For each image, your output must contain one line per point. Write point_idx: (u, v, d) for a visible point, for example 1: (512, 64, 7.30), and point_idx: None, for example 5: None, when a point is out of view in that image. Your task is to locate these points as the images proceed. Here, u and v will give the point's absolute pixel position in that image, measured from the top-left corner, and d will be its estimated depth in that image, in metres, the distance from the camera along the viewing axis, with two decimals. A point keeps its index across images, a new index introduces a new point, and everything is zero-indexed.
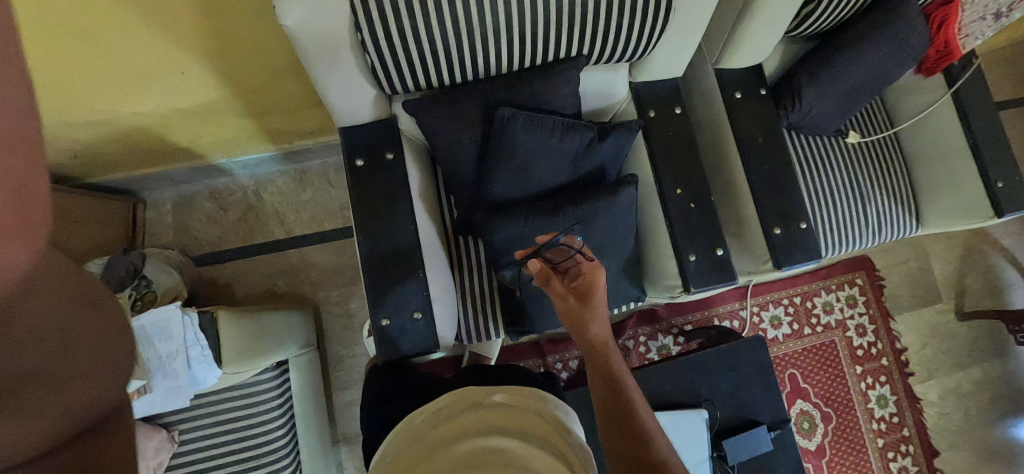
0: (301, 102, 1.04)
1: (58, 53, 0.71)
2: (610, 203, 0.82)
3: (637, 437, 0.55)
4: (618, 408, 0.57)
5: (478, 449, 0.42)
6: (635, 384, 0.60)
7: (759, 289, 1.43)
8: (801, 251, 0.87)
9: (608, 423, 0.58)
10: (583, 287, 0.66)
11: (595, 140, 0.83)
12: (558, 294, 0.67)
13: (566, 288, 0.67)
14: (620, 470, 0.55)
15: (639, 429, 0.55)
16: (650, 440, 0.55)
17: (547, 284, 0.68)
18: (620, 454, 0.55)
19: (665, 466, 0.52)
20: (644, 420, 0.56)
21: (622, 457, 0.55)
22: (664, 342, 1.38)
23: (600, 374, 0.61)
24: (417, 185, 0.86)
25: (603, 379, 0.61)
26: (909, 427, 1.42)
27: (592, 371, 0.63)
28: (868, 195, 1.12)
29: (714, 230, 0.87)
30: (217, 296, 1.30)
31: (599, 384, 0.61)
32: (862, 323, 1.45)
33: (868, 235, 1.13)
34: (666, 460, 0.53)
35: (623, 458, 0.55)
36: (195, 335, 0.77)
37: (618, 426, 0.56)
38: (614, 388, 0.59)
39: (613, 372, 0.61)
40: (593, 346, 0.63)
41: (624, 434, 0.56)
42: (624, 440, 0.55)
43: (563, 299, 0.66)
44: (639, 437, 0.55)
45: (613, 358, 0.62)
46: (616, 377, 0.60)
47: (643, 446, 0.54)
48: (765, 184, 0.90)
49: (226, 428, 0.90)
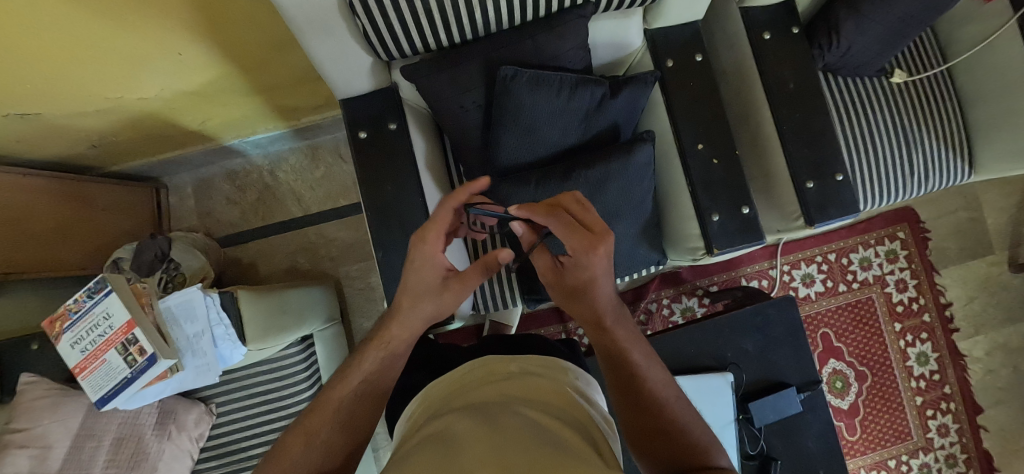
0: (303, 77, 1.02)
1: (54, 47, 0.71)
2: (625, 162, 0.76)
3: (648, 409, 0.51)
4: (625, 383, 0.53)
5: (493, 410, 0.38)
6: (643, 356, 0.55)
7: (790, 246, 1.36)
8: (837, 204, 0.81)
9: (617, 397, 0.53)
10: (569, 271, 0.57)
11: (608, 96, 0.77)
12: (545, 270, 0.62)
13: (550, 266, 0.61)
14: (631, 438, 0.51)
15: (651, 401, 0.51)
16: (663, 411, 0.51)
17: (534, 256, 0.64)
18: (634, 427, 0.51)
19: (677, 431, 0.49)
20: (654, 392, 0.52)
21: (636, 429, 0.51)
22: (688, 304, 1.34)
23: (601, 352, 0.56)
24: (423, 154, 0.84)
25: (607, 354, 0.56)
26: (951, 384, 1.36)
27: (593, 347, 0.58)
28: (914, 140, 1.02)
29: (740, 187, 0.81)
30: (244, 275, 1.34)
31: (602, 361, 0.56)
32: (903, 278, 1.37)
33: (912, 185, 1.04)
34: (686, 432, 0.49)
35: (636, 430, 0.51)
36: (218, 315, 0.79)
37: (627, 399, 0.52)
38: (617, 361, 0.55)
39: (614, 349, 0.55)
40: (589, 324, 0.57)
41: (632, 405, 0.52)
42: (633, 412, 0.51)
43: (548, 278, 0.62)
44: (649, 410, 0.51)
45: (614, 334, 0.55)
46: (619, 352, 0.55)
47: (654, 418, 0.50)
48: (796, 134, 0.83)
49: (259, 401, 0.95)
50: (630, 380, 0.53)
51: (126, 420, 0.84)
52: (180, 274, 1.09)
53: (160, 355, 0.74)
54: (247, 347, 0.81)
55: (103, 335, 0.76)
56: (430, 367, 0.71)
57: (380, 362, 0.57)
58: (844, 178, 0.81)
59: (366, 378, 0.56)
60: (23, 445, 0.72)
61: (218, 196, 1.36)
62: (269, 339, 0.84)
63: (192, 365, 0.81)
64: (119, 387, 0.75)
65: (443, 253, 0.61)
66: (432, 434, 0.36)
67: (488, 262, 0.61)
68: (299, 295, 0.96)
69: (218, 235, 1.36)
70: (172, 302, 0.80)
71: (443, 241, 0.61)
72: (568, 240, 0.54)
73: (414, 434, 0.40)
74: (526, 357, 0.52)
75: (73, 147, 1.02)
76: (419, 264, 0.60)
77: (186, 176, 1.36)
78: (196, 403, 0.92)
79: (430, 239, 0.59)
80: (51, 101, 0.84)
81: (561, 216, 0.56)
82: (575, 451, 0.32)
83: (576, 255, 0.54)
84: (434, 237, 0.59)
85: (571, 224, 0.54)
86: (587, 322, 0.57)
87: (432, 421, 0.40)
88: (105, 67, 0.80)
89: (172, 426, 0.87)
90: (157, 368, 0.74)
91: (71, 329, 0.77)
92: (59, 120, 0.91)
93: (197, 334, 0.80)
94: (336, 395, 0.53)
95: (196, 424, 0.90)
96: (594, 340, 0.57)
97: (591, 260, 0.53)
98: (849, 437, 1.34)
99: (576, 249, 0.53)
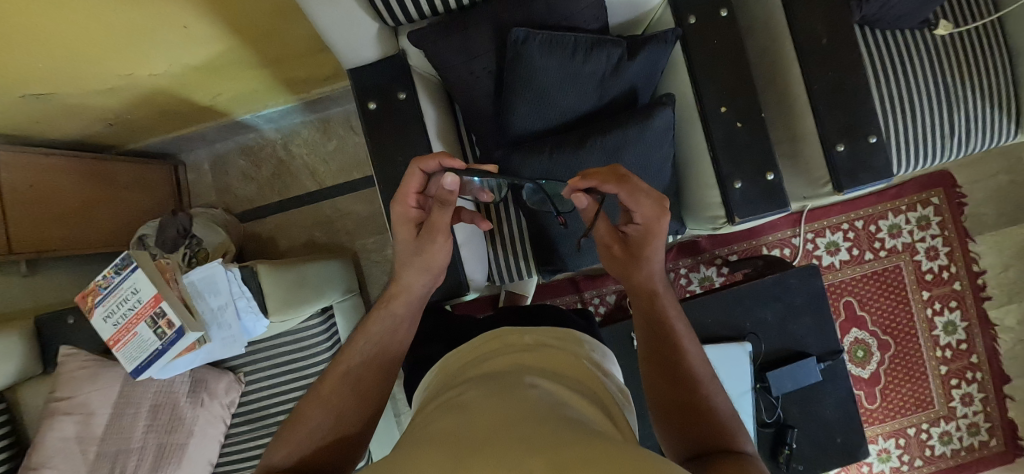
0: (310, 47, 0.99)
1: (59, 25, 0.70)
2: (643, 128, 0.73)
3: (682, 382, 0.51)
4: (664, 353, 0.54)
5: (509, 381, 0.37)
6: (687, 331, 0.56)
7: (816, 214, 1.32)
8: (869, 169, 0.76)
9: (650, 368, 0.54)
10: (635, 239, 0.59)
11: (625, 58, 0.73)
12: (602, 239, 0.62)
13: (613, 236, 0.61)
14: (658, 408, 0.51)
15: (687, 375, 0.51)
16: (697, 387, 0.51)
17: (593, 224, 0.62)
18: (663, 398, 0.51)
19: (708, 408, 0.49)
20: (692, 366, 0.52)
21: (665, 400, 0.51)
22: (707, 273, 1.32)
23: (644, 320, 0.58)
24: (434, 123, 0.81)
25: (648, 323, 0.57)
26: (978, 354, 1.32)
27: (636, 315, 0.59)
28: (957, 99, 0.95)
29: (765, 152, 0.77)
30: (264, 250, 1.37)
31: (643, 329, 0.57)
32: (935, 246, 1.31)
33: (951, 147, 0.98)
34: (716, 411, 0.49)
35: (664, 402, 0.51)
36: (240, 289, 0.81)
37: (662, 369, 0.53)
38: (658, 330, 0.55)
39: (660, 318, 0.56)
40: (639, 291, 0.59)
41: (666, 376, 0.52)
42: (666, 384, 0.52)
43: (607, 248, 0.62)
44: (684, 384, 0.51)
45: (662, 304, 0.58)
46: (664, 321, 0.56)
47: (687, 392, 0.50)
48: (828, 94, 0.78)
49: (283, 370, 0.97)
50: (671, 352, 0.53)
51: (161, 389, 0.89)
52: (202, 249, 1.11)
53: (187, 328, 0.77)
54: (270, 318, 0.84)
55: (132, 308, 0.79)
56: (445, 337, 0.72)
57: (394, 333, 0.58)
58: (878, 140, 0.76)
59: (385, 350, 0.57)
60: (70, 412, 0.84)
61: (234, 172, 1.37)
62: (288, 310, 0.86)
63: (218, 337, 0.83)
64: (152, 357, 0.79)
65: (418, 209, 0.61)
66: (447, 405, 0.36)
67: (438, 194, 0.55)
68: (317, 269, 0.97)
69: (236, 210, 1.38)
70: (195, 278, 0.82)
71: (416, 200, 0.61)
72: (640, 209, 0.56)
73: (431, 403, 0.41)
74: (543, 329, 0.52)
75: (90, 126, 1.04)
76: (398, 222, 0.61)
77: (202, 152, 1.37)
78: (225, 372, 0.95)
79: (400, 198, 0.60)
80: (64, 80, 0.84)
81: (633, 186, 0.55)
82: (587, 420, 0.32)
83: (647, 222, 0.57)
84: (403, 197, 0.59)
85: (644, 193, 0.55)
86: (638, 288, 0.59)
87: (450, 390, 0.40)
88: (112, 45, 0.80)
89: (204, 393, 0.91)
90: (185, 340, 0.77)
91: (103, 304, 0.80)
92: (73, 100, 0.92)
93: (221, 307, 0.82)
94: (357, 366, 0.55)
95: (227, 392, 0.94)
96: (640, 308, 0.59)
97: (660, 224, 0.58)
98: (868, 406, 1.33)
99: (648, 216, 0.57)
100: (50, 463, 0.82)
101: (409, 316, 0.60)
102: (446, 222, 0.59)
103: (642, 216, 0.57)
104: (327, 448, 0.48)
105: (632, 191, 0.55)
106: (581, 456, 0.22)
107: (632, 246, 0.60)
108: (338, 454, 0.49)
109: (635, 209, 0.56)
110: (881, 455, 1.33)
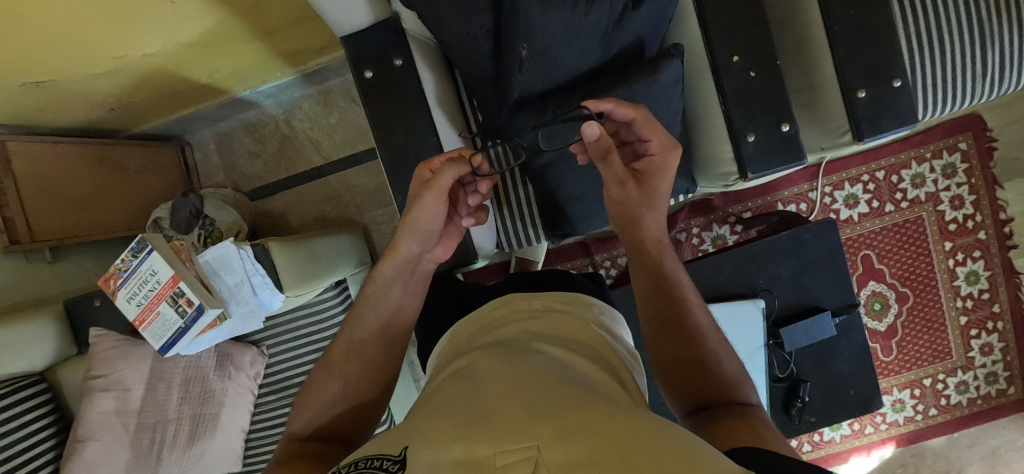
0: (301, 15, 0.95)
1: (42, 9, 0.68)
2: (650, 82, 0.69)
3: (687, 338, 0.51)
4: (668, 311, 0.53)
5: (515, 348, 0.37)
6: (691, 289, 0.55)
7: (834, 166, 1.27)
8: (893, 116, 0.72)
9: (654, 327, 0.53)
10: (646, 172, 0.61)
11: (629, 7, 0.69)
12: (615, 177, 0.57)
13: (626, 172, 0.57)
14: (664, 366, 0.51)
15: (692, 331, 0.51)
16: (702, 341, 0.51)
17: (605, 161, 0.56)
18: (666, 355, 0.51)
19: (713, 364, 0.49)
20: (696, 322, 0.52)
21: (668, 359, 0.51)
22: (720, 232, 1.30)
23: (647, 278, 0.57)
24: (434, 89, 0.79)
25: (653, 282, 0.56)
26: (1001, 303, 1.29)
27: (638, 275, 0.58)
28: (993, 33, 0.88)
29: (782, 102, 0.73)
30: (277, 227, 1.39)
31: (647, 288, 0.56)
32: (959, 194, 1.26)
33: (980, 87, 0.92)
34: (721, 368, 0.49)
35: (669, 359, 0.51)
36: (253, 266, 0.83)
37: (666, 328, 0.52)
38: (662, 289, 0.55)
39: (664, 277, 0.56)
40: (641, 250, 0.59)
41: (671, 333, 0.51)
42: (670, 341, 0.51)
43: (621, 184, 0.58)
44: (689, 339, 0.51)
45: (666, 263, 0.57)
46: (668, 279, 0.56)
47: (693, 348, 0.50)
48: (849, 36, 0.73)
49: (305, 342, 1.00)
50: (676, 310, 0.53)
51: (190, 364, 0.93)
52: (215, 229, 1.13)
53: (207, 306, 0.80)
54: (285, 293, 0.86)
55: (153, 289, 0.81)
56: (456, 306, 0.73)
57: (403, 304, 0.59)
58: (904, 84, 0.71)
59: (394, 322, 0.58)
60: (106, 388, 0.89)
61: (240, 150, 1.37)
62: (303, 285, 0.87)
63: (238, 312, 0.86)
64: (177, 335, 0.83)
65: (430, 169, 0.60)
66: (456, 373, 0.36)
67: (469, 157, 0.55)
68: (330, 243, 0.98)
69: (246, 189, 1.39)
70: (210, 256, 0.84)
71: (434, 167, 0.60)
72: (655, 137, 0.59)
73: (441, 371, 0.41)
74: (551, 295, 0.51)
75: (93, 111, 1.04)
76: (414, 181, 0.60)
77: (207, 132, 1.37)
78: (249, 346, 0.99)
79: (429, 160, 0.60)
80: (59, 66, 0.83)
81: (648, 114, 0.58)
82: (592, 383, 0.33)
83: (660, 153, 0.60)
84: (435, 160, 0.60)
85: (657, 122, 0.58)
86: (640, 247, 0.59)
87: (460, 358, 0.41)
88: (101, 28, 0.78)
89: (230, 367, 0.95)
90: (207, 317, 0.81)
91: (124, 286, 0.83)
92: (73, 86, 0.91)
93: (237, 284, 0.84)
94: (367, 337, 0.56)
95: (252, 365, 0.98)
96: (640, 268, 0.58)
97: (669, 160, 0.60)
98: (883, 358, 1.33)
99: (663, 147, 0.60)
100: (97, 436, 0.88)
101: (417, 287, 0.61)
102: (448, 182, 0.54)
103: (656, 146, 0.59)
104: (343, 415, 0.50)
105: (647, 118, 0.57)
106: (587, 420, 0.23)
107: (642, 181, 0.61)
108: (354, 420, 0.51)
109: (650, 138, 0.58)
110: (896, 405, 1.34)
